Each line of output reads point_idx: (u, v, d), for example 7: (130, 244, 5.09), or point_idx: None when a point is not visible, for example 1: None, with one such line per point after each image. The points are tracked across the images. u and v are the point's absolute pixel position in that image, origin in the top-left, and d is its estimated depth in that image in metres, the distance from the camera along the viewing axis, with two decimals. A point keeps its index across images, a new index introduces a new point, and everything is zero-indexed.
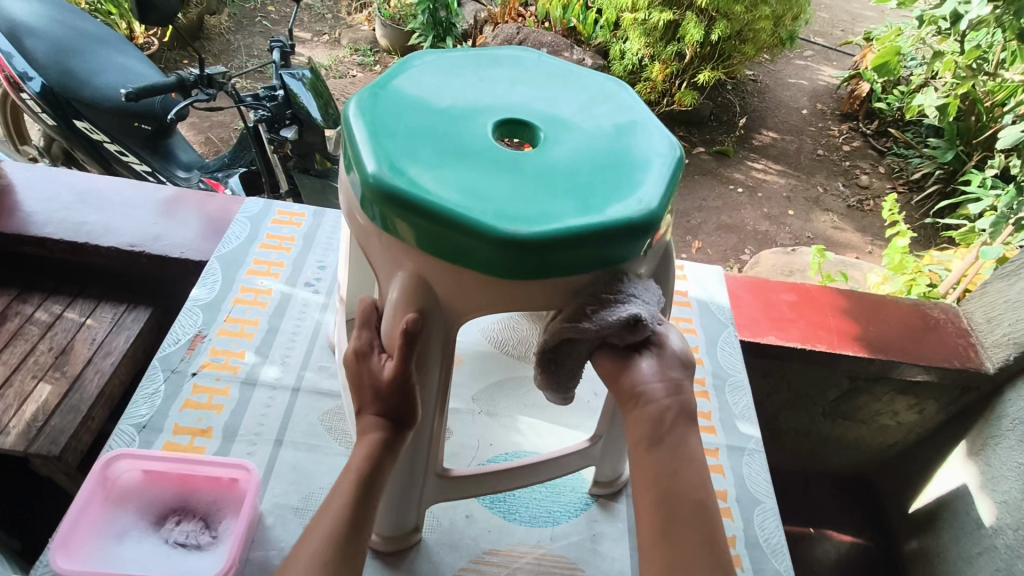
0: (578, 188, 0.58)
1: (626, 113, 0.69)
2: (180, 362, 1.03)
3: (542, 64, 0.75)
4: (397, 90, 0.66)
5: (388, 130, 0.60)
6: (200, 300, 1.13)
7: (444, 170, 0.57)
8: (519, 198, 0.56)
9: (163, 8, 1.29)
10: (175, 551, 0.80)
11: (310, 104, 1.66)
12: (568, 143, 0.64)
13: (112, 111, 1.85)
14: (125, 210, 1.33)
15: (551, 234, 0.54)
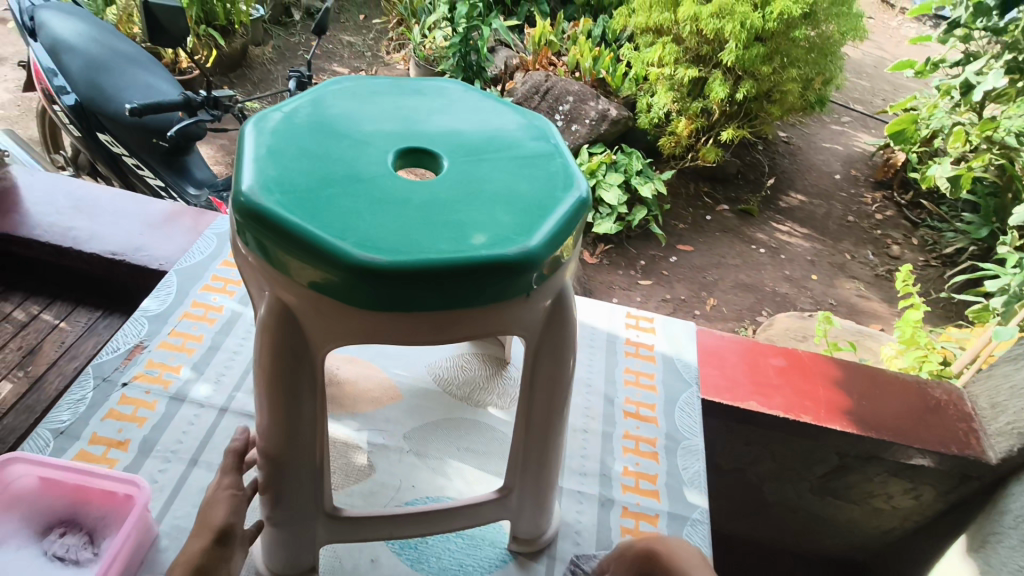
0: (441, 222, 0.68)
1: (517, 159, 0.80)
2: (114, 370, 1.06)
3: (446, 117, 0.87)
4: (301, 127, 0.78)
5: (278, 160, 0.72)
6: (149, 311, 1.16)
7: (317, 197, 0.68)
8: (378, 226, 0.65)
9: (172, 32, 1.34)
10: (52, 564, 0.83)
11: None
12: (447, 183, 0.74)
13: (132, 126, 1.92)
14: (114, 219, 1.36)
15: (405, 264, 0.62)
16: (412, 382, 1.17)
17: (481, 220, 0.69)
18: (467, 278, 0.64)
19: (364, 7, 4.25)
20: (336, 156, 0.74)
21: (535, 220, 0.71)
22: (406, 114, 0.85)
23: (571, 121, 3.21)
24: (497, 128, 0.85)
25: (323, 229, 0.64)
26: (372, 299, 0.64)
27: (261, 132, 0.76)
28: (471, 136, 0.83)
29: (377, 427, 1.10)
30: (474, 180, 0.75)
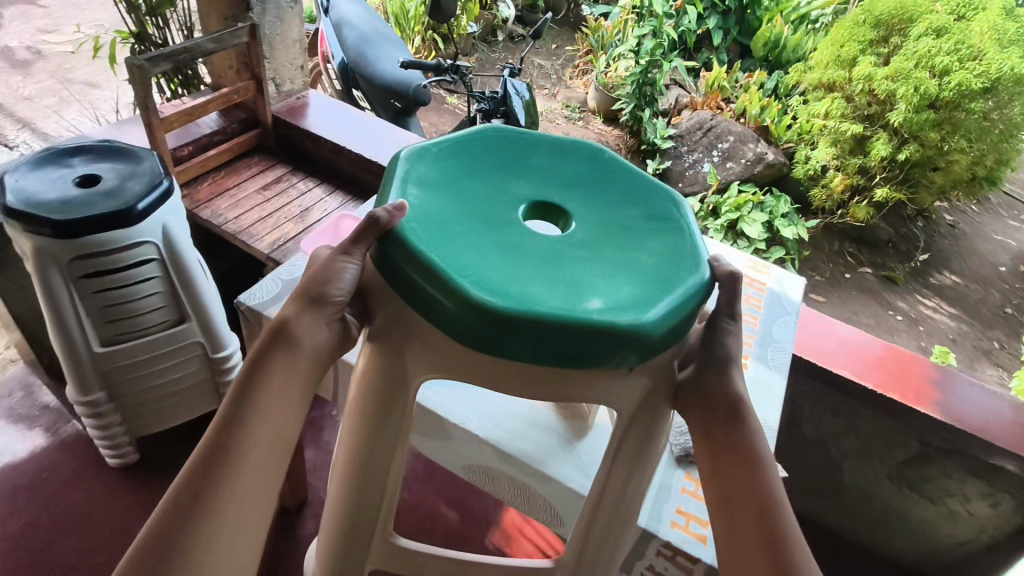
0: (554, 285, 0.79)
1: (638, 239, 0.90)
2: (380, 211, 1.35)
3: (574, 188, 0.98)
4: (456, 175, 0.95)
5: (428, 199, 0.88)
6: None
7: (445, 239, 0.82)
8: (498, 272, 0.78)
9: (444, 10, 1.82)
10: None
11: (519, 110, 2.06)
12: (571, 254, 0.85)
13: (376, 88, 2.46)
14: (375, 136, 1.86)
15: (513, 309, 0.73)
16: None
17: (591, 291, 0.79)
18: (563, 338, 0.74)
19: (558, 37, 4.80)
20: (472, 211, 0.88)
21: (647, 302, 0.78)
22: (551, 179, 0.98)
23: (727, 158, 3.44)
24: (639, 210, 0.95)
25: (446, 265, 0.77)
26: (469, 336, 0.76)
27: (425, 170, 0.94)
28: (606, 211, 0.94)
29: None
30: (594, 255, 0.86)
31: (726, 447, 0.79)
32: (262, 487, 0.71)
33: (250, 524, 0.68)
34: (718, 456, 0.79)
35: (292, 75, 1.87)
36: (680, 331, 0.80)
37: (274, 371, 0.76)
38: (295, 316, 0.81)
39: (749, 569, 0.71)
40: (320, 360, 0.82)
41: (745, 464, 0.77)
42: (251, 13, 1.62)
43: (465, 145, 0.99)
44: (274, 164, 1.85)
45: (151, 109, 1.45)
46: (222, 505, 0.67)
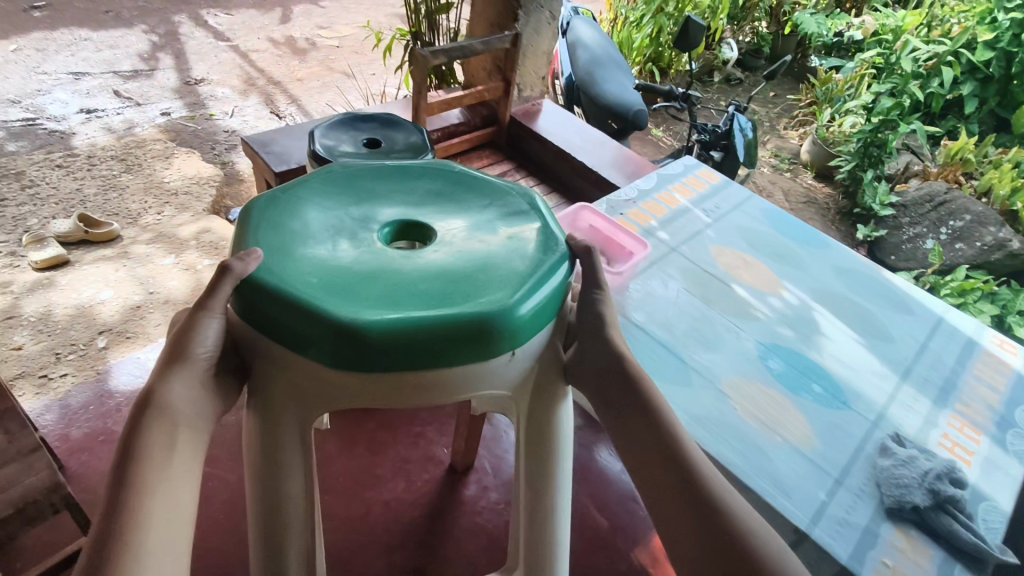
0: (420, 298, 0.82)
1: (491, 240, 0.95)
2: (616, 205, 1.33)
3: (430, 202, 1.03)
4: (306, 204, 0.97)
5: (287, 233, 0.91)
6: (640, 186, 1.39)
7: (319, 264, 0.86)
8: (369, 296, 0.82)
9: (690, 38, 1.85)
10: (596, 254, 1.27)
11: (739, 146, 2.02)
12: (437, 262, 0.90)
13: (597, 107, 2.57)
14: (595, 147, 1.97)
15: (394, 325, 0.78)
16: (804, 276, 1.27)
17: (454, 299, 0.83)
18: (441, 341, 0.79)
19: (779, 84, 4.63)
20: (327, 235, 0.92)
21: (498, 290, 0.84)
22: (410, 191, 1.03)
23: (957, 239, 3.04)
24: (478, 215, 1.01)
25: (324, 291, 0.81)
26: (346, 363, 0.79)
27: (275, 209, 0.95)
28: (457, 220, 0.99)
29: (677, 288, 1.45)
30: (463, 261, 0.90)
31: (632, 404, 0.85)
32: (168, 556, 0.68)
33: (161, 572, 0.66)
34: (611, 398, 0.89)
35: (533, 83, 2.03)
36: (546, 315, 0.89)
37: (154, 435, 0.74)
38: (166, 385, 0.78)
39: (669, 507, 0.76)
40: (193, 419, 0.78)
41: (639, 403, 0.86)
42: (516, 23, 1.79)
43: (297, 181, 1.01)
44: (500, 160, 2.01)
45: (421, 95, 1.66)
46: (124, 551, 0.65)
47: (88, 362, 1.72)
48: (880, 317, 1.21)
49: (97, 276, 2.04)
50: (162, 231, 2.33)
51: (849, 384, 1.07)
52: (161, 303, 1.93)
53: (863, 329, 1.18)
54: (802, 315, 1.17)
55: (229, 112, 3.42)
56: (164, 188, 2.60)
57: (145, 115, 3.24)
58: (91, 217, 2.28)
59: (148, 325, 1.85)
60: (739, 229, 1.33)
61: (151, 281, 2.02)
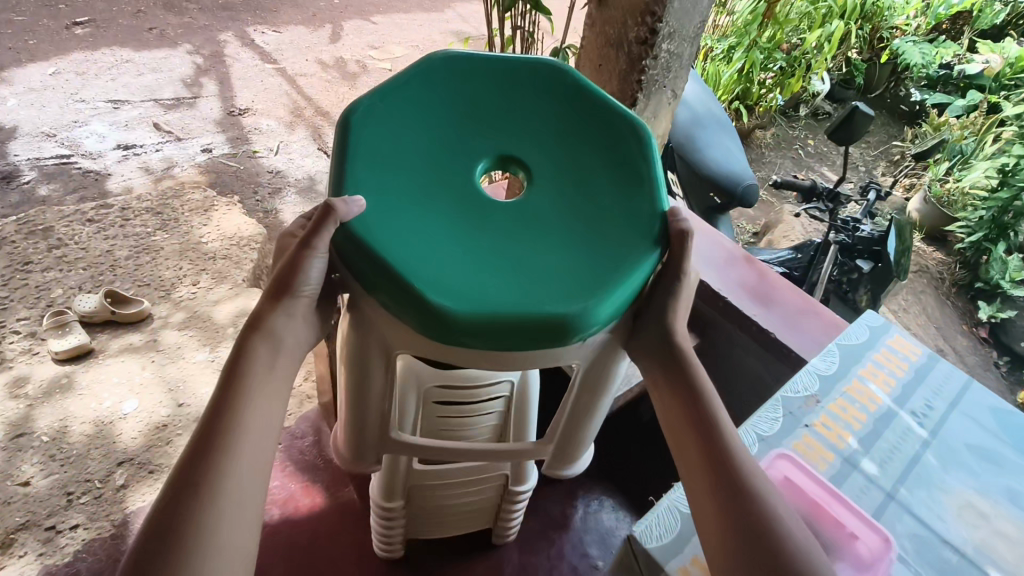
0: (501, 278, 0.85)
1: (594, 214, 0.93)
2: (799, 409, 0.98)
3: (541, 150, 0.98)
4: (404, 134, 0.94)
5: (387, 174, 0.90)
6: (820, 370, 1.05)
7: (408, 220, 0.87)
8: (457, 273, 0.84)
9: (852, 130, 1.46)
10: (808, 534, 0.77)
11: (893, 247, 1.65)
12: (522, 225, 0.91)
13: (699, 177, 2.18)
14: (702, 253, 1.60)
15: (476, 316, 0.80)
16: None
17: (531, 282, 0.85)
18: (523, 337, 0.81)
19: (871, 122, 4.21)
20: (432, 187, 0.91)
21: (589, 290, 0.85)
22: (511, 129, 0.98)
23: None
24: (576, 173, 0.97)
25: (413, 264, 0.83)
26: (429, 336, 0.82)
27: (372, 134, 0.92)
28: (558, 179, 0.96)
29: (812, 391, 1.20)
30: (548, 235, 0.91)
31: (669, 376, 0.91)
32: (250, 464, 0.78)
33: (249, 479, 0.77)
34: (667, 372, 0.92)
35: None
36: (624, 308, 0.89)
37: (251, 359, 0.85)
38: (272, 315, 0.89)
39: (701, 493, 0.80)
40: (296, 348, 0.90)
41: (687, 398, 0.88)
42: (634, 109, 1.43)
43: (397, 99, 0.96)
44: None
45: None
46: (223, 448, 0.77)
47: (104, 507, 1.44)
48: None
49: (121, 376, 1.76)
50: (198, 311, 2.04)
51: None
52: (192, 420, 1.64)
53: None
54: None
55: (274, 148, 3.14)
56: (201, 251, 2.32)
57: (185, 152, 2.98)
58: (119, 293, 2.01)
59: (175, 453, 1.56)
60: (968, 446, 0.97)
61: (182, 386, 1.73)
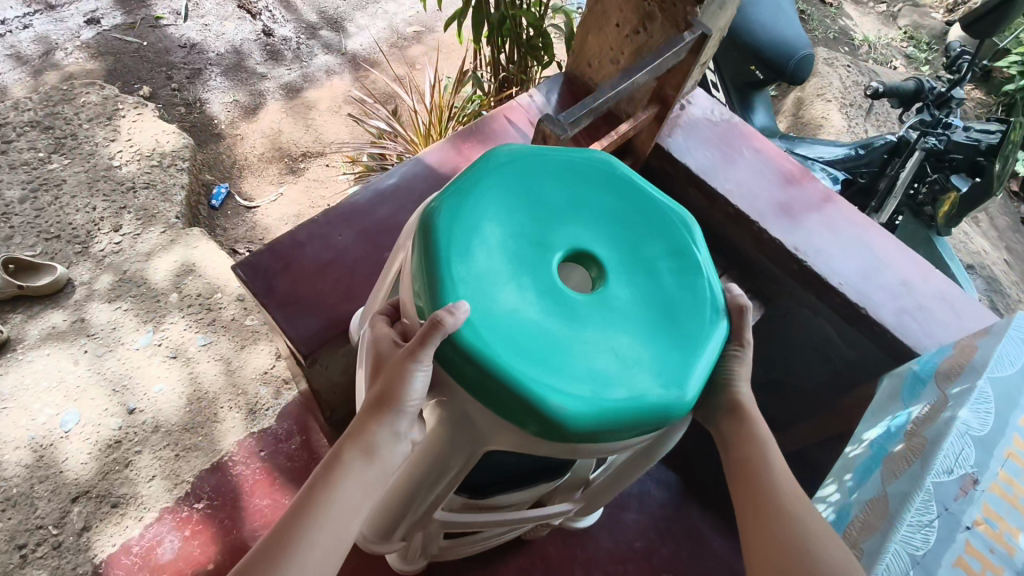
0: (611, 369, 0.65)
1: (685, 294, 0.73)
2: (955, 501, 0.74)
3: (621, 214, 0.76)
4: (478, 222, 0.69)
5: (475, 263, 0.66)
6: (972, 430, 0.80)
7: (503, 325, 0.63)
8: (560, 363, 0.63)
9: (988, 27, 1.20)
10: None
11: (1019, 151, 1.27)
12: (615, 299, 0.70)
13: (738, 47, 1.71)
14: (766, 186, 1.24)
15: (588, 420, 0.61)
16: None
17: (651, 377, 0.66)
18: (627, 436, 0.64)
19: None
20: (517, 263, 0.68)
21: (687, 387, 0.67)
22: (591, 189, 0.77)
23: None
24: (664, 247, 0.76)
25: (522, 369, 0.61)
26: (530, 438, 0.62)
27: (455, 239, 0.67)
28: (642, 249, 0.75)
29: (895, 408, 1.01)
30: (653, 318, 0.70)
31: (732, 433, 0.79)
32: None
33: None
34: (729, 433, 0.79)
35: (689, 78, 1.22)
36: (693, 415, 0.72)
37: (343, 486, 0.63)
38: (358, 425, 0.66)
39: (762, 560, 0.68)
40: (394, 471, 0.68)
41: (749, 460, 0.76)
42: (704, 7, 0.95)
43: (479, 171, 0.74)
44: None
45: None
46: None
47: (67, 559, 1.21)
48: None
49: (49, 378, 1.43)
50: (128, 270, 1.65)
51: None
52: (151, 432, 1.37)
53: None
54: None
55: (182, 11, 2.45)
56: (115, 179, 1.84)
57: (64, 26, 2.29)
58: (22, 257, 1.59)
59: (138, 478, 1.31)
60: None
61: (129, 386, 1.43)
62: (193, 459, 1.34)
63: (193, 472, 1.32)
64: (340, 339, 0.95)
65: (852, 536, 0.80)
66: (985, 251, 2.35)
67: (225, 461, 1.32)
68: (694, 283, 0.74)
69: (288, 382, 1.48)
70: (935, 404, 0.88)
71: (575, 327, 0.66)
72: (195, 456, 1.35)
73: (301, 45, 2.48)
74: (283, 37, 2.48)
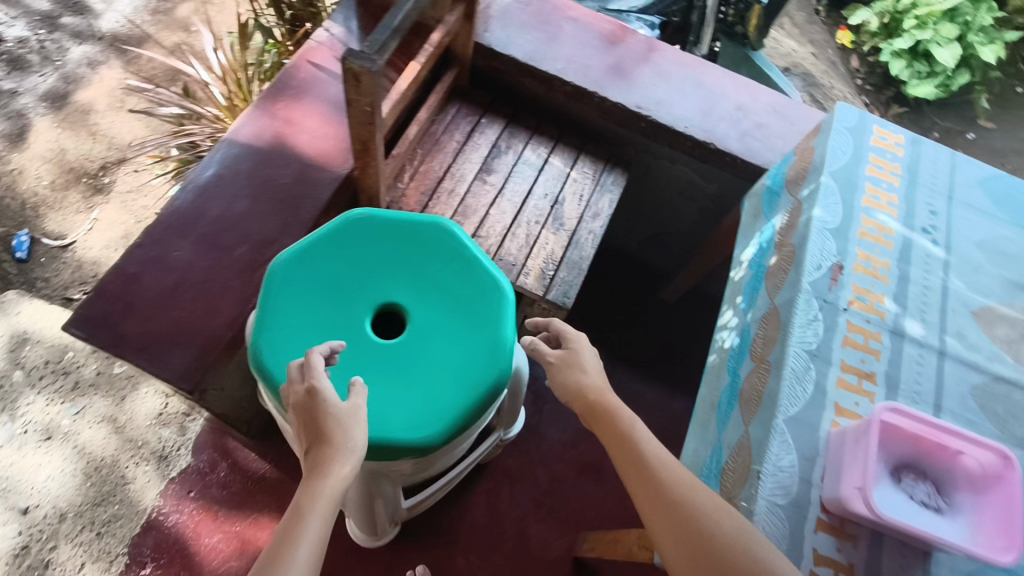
0: (450, 377, 0.71)
1: (466, 279, 0.76)
2: (830, 291, 0.82)
3: (387, 243, 0.76)
4: (289, 330, 0.71)
5: (301, 372, 0.69)
6: (827, 223, 0.87)
7: (350, 403, 0.68)
8: (410, 400, 0.69)
9: None
10: (923, 514, 0.66)
11: None
12: (424, 319, 0.73)
13: None
14: (592, 53, 1.23)
15: (455, 426, 0.69)
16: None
17: (478, 361, 0.72)
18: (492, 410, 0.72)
19: None
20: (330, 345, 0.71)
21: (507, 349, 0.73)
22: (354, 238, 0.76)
23: None
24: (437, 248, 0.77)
25: (384, 429, 0.67)
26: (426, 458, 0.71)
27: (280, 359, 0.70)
28: (420, 265, 0.76)
29: (755, 224, 1.10)
30: (469, 313, 0.74)
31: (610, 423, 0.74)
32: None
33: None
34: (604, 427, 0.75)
35: None
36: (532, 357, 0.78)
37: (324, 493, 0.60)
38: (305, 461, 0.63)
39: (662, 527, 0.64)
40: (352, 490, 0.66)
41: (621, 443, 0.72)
42: None
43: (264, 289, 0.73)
44: (477, 115, 1.25)
45: (375, 125, 0.86)
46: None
47: None
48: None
49: None
50: None
51: None
52: (58, 523, 1.24)
53: None
54: None
55: None
56: None
57: None
58: None
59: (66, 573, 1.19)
60: (978, 245, 0.90)
61: (11, 486, 1.26)
62: (118, 530, 1.22)
63: (124, 542, 1.21)
64: (223, 361, 0.86)
65: (758, 352, 0.85)
66: (794, 50, 2.52)
67: (156, 517, 1.23)
68: (472, 262, 0.76)
69: (189, 412, 1.36)
70: (793, 209, 0.95)
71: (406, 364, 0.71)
72: (120, 526, 1.24)
73: (43, 42, 2.08)
74: (17, 38, 2.07)
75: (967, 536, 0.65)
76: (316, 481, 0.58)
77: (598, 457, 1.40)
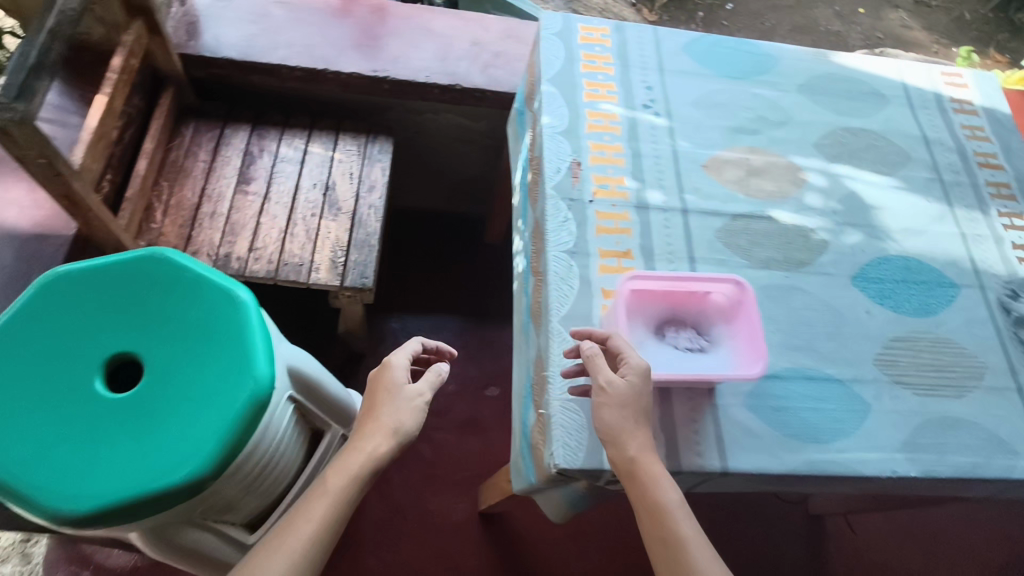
0: (198, 408, 0.72)
1: (194, 309, 0.77)
2: (574, 189, 0.86)
3: (104, 301, 0.76)
4: (15, 423, 0.70)
5: (38, 458, 0.69)
6: (557, 127, 0.90)
7: (99, 470, 0.68)
8: (163, 445, 0.70)
9: None
10: (690, 357, 0.73)
11: None
12: (158, 361, 0.74)
13: None
14: (313, 29, 1.18)
15: (213, 452, 0.70)
16: (797, 128, 0.99)
17: (224, 383, 0.73)
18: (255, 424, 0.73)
19: None
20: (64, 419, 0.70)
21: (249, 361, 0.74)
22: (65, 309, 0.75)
23: None
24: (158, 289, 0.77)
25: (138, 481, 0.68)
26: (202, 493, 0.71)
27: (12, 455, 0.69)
28: (143, 311, 0.76)
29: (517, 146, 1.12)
30: (204, 340, 0.75)
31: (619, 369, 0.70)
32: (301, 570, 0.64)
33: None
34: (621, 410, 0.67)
35: None
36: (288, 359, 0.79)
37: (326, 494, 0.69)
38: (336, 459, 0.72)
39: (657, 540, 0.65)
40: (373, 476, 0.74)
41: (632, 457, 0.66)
42: None
43: None
44: (218, 127, 1.18)
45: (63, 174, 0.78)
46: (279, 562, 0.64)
47: None
48: (883, 123, 1.03)
49: None
50: None
51: (922, 259, 0.91)
52: None
53: (882, 159, 0.99)
54: (841, 195, 0.94)
55: None
56: None
57: None
58: None
59: None
60: (695, 104, 0.98)
61: None
62: None
63: None
64: None
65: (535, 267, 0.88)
66: None
67: None
68: (193, 291, 0.77)
69: (28, 536, 1.21)
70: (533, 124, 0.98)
71: (142, 412, 0.71)
72: None
73: None
74: None
75: (727, 363, 0.72)
76: (323, 494, 0.69)
77: (472, 412, 1.43)
